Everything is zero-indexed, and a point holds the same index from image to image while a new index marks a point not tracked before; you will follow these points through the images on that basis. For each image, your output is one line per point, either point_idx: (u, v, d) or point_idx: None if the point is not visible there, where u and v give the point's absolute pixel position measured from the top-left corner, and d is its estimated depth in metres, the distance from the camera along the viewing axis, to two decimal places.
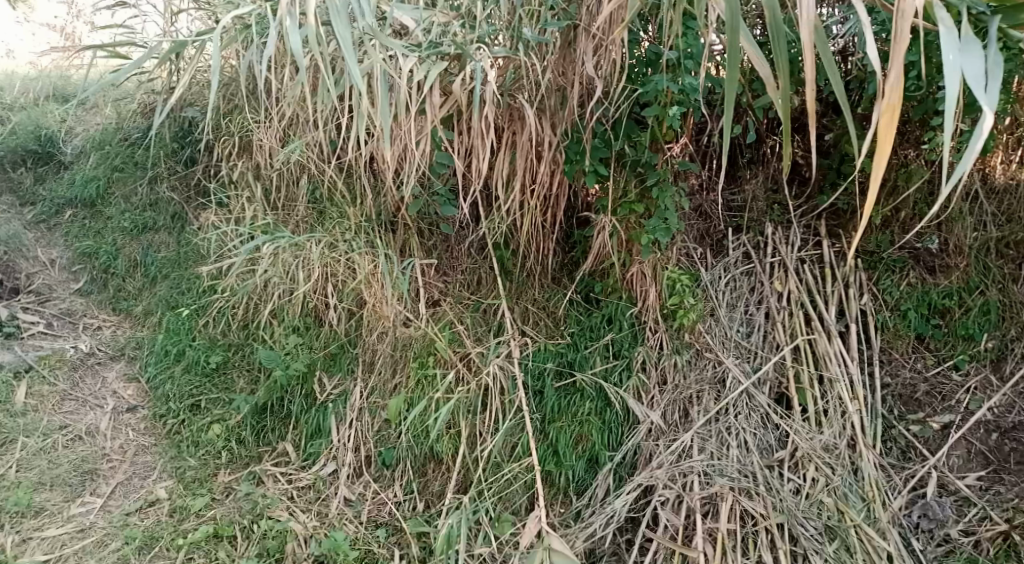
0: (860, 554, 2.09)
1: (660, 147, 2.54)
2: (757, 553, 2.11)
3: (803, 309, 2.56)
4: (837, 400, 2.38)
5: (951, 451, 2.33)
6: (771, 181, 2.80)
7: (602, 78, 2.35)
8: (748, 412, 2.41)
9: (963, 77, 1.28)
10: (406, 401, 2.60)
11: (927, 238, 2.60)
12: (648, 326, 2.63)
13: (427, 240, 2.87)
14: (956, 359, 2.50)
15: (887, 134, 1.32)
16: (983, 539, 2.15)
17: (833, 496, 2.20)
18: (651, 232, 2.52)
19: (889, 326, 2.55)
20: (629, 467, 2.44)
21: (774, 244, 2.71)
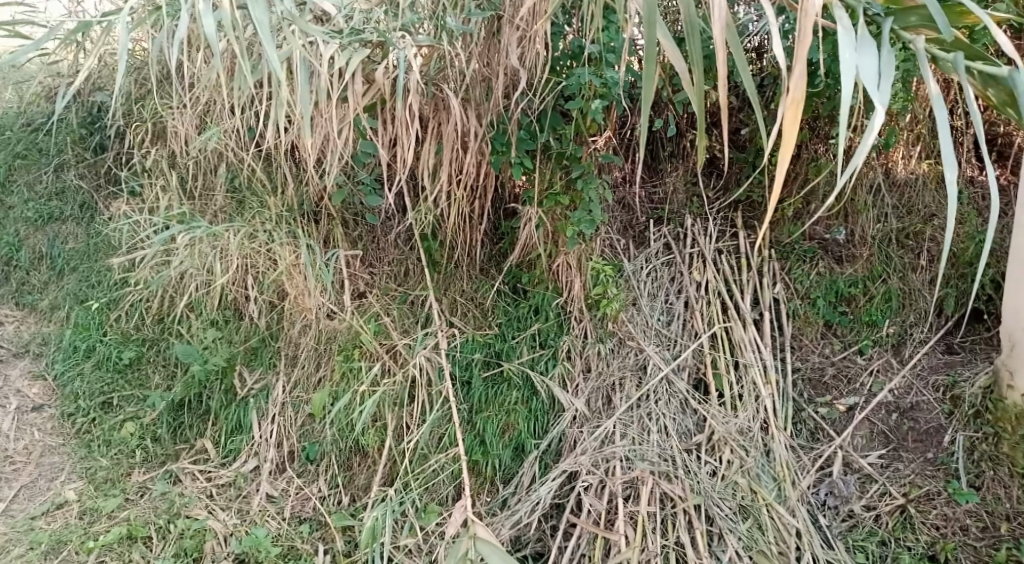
0: (771, 532, 2.18)
1: (585, 140, 2.58)
2: (675, 534, 2.17)
3: (720, 298, 2.65)
4: (752, 384, 2.49)
5: (855, 432, 2.44)
6: (692, 174, 2.87)
7: (527, 70, 2.35)
8: (668, 398, 2.48)
9: (858, 77, 1.31)
10: (331, 395, 2.58)
11: (835, 228, 2.75)
12: (573, 315, 2.66)
13: (352, 231, 2.82)
14: (862, 344, 2.63)
15: (790, 129, 1.34)
16: (883, 513, 2.27)
17: (747, 477, 2.29)
18: (576, 223, 2.56)
19: (800, 314, 2.66)
20: (554, 454, 2.48)
21: (693, 236, 2.79)
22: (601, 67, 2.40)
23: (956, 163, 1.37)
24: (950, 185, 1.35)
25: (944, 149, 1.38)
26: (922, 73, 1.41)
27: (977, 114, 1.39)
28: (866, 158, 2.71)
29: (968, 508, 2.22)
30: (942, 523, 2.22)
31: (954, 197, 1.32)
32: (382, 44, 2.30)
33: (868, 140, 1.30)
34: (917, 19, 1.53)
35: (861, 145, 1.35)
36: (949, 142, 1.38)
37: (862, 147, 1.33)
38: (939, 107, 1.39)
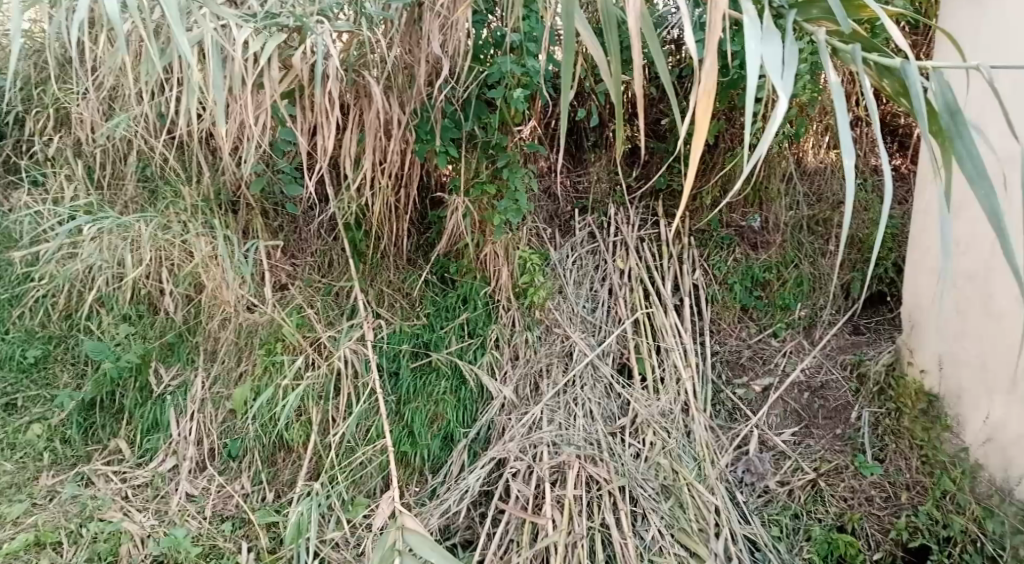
0: (692, 510, 2.24)
1: (510, 130, 2.61)
2: (601, 516, 2.21)
3: (643, 285, 2.71)
4: (673, 367, 2.56)
5: (770, 410, 2.54)
6: (614, 163, 2.91)
7: (450, 57, 2.33)
8: (593, 383, 2.53)
9: (762, 65, 1.34)
10: (253, 389, 2.52)
11: (750, 216, 2.86)
12: (501, 304, 2.68)
13: (272, 221, 2.77)
14: (775, 327, 2.74)
15: (703, 119, 1.37)
16: (796, 488, 2.35)
17: (669, 458, 2.35)
18: (503, 212, 2.57)
19: (718, 299, 2.76)
20: (483, 442, 2.49)
21: (617, 224, 2.85)
22: (523, 56, 2.42)
23: (853, 150, 1.39)
24: (847, 169, 1.36)
25: (842, 136, 1.39)
26: (823, 63, 1.44)
27: (873, 103, 1.42)
28: (778, 148, 2.81)
29: (874, 480, 2.31)
30: (850, 494, 2.31)
31: (851, 183, 1.34)
32: (300, 29, 2.24)
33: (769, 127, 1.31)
34: (819, 11, 1.59)
35: (765, 132, 1.37)
36: (846, 129, 1.40)
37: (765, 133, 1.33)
38: (838, 96, 1.41)
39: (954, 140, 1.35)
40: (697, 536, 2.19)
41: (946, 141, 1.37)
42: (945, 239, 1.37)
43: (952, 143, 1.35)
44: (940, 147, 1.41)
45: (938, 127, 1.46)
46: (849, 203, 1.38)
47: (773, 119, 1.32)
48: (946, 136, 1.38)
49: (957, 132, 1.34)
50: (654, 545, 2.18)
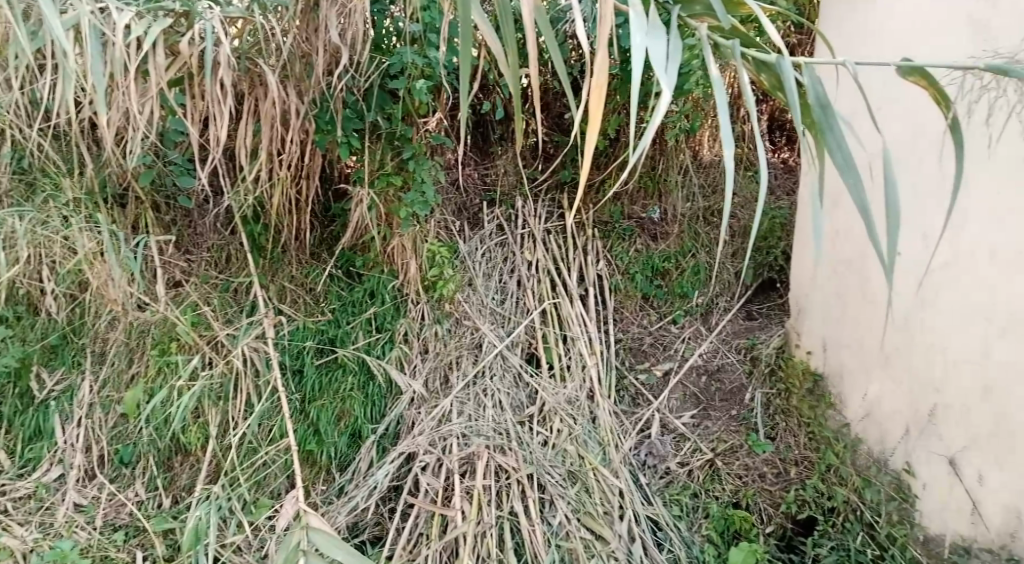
0: (597, 494, 2.29)
1: (414, 121, 2.56)
2: (509, 504, 2.22)
3: (550, 276, 2.74)
4: (579, 356, 2.61)
5: (671, 394, 2.63)
6: (521, 157, 2.94)
7: (349, 46, 2.28)
8: (503, 373, 2.54)
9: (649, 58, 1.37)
10: (146, 391, 2.42)
11: (650, 208, 2.95)
12: (409, 298, 2.66)
13: (164, 215, 2.64)
14: (675, 314, 2.84)
15: (595, 112, 1.39)
16: (695, 468, 2.44)
17: (575, 444, 2.39)
18: (410, 205, 2.56)
19: (621, 288, 2.83)
20: (391, 437, 2.47)
21: (524, 217, 2.87)
22: (424, 47, 2.42)
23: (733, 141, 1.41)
24: (728, 160, 1.38)
25: (721, 126, 1.40)
26: (705, 60, 1.47)
27: (751, 97, 1.46)
28: (675, 141, 2.91)
29: (765, 457, 2.42)
30: (744, 472, 2.41)
31: (731, 174, 1.36)
32: (187, 13, 2.14)
33: (653, 119, 1.33)
34: (701, 8, 1.64)
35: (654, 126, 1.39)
36: (726, 120, 1.41)
37: (652, 125, 1.35)
38: (719, 90, 1.43)
39: (825, 133, 1.38)
40: (601, 519, 2.24)
41: (818, 135, 1.40)
42: (818, 229, 1.40)
43: (823, 136, 1.38)
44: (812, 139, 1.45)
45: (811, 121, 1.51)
46: (729, 194, 1.40)
47: (657, 112, 1.33)
48: (817, 130, 1.41)
49: (827, 125, 1.37)
50: (561, 530, 2.21)
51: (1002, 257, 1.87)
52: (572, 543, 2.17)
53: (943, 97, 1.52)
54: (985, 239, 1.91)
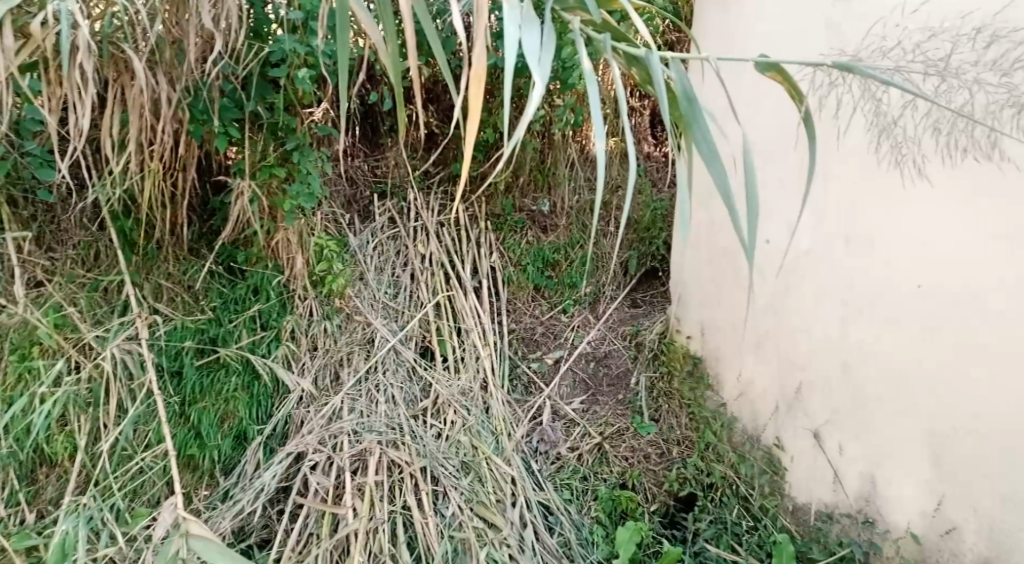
0: (490, 482, 2.31)
1: (299, 111, 2.49)
2: (402, 498, 2.21)
3: (444, 269, 2.74)
4: (472, 347, 2.62)
5: (562, 381, 2.68)
6: (412, 151, 2.93)
7: (224, 33, 2.18)
8: (396, 368, 2.52)
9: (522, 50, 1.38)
10: (4, 400, 2.24)
11: (540, 201, 2.99)
12: (296, 294, 2.59)
13: (23, 210, 2.44)
14: (564, 304, 2.88)
15: (475, 103, 1.39)
16: (584, 452, 2.50)
17: (468, 435, 2.40)
18: (294, 197, 2.47)
19: (514, 280, 2.86)
20: (279, 438, 2.41)
21: (416, 209, 2.84)
22: (306, 35, 2.35)
23: (606, 133, 1.43)
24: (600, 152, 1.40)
25: (593, 117, 1.41)
26: (578, 52, 1.49)
27: (621, 90, 1.48)
28: (563, 135, 2.97)
29: (649, 438, 2.51)
30: (630, 453, 2.49)
31: (603, 164, 1.38)
32: None
33: (528, 109, 1.34)
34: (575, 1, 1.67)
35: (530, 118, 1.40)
36: (599, 112, 1.42)
37: (527, 117, 1.35)
38: (592, 82, 1.45)
39: (692, 126, 1.42)
40: (494, 507, 2.25)
41: (686, 128, 1.44)
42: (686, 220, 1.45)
43: (690, 130, 1.43)
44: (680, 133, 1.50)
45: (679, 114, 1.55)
46: (603, 185, 1.43)
47: (531, 105, 1.34)
48: (685, 123, 1.46)
49: (694, 119, 1.41)
50: (455, 521, 2.20)
51: (856, 244, 2.01)
52: (464, 534, 2.17)
53: (796, 92, 1.56)
54: (839, 226, 2.05)
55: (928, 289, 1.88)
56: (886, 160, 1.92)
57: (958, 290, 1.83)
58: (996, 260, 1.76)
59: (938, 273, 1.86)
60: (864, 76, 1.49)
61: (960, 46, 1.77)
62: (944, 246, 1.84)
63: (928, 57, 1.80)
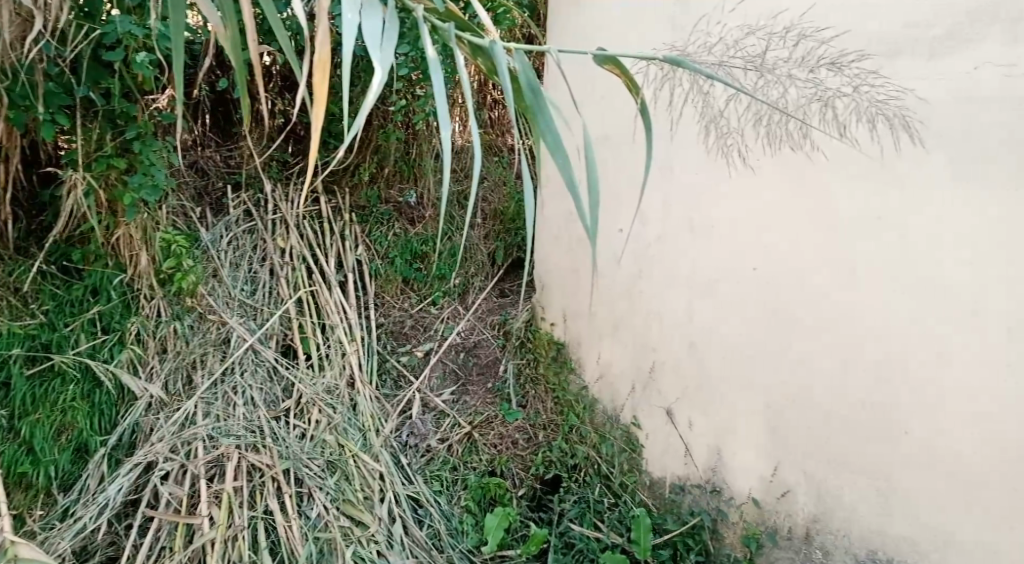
0: (357, 480, 2.27)
1: (139, 97, 2.35)
2: (264, 503, 2.13)
3: (306, 263, 2.67)
4: (337, 344, 2.56)
5: (432, 374, 2.68)
6: (271, 139, 2.82)
7: (45, 11, 2.00)
8: (254, 369, 2.41)
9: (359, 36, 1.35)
10: None
11: (407, 193, 2.99)
12: (142, 294, 2.43)
13: None
14: (434, 296, 2.87)
15: (320, 90, 1.34)
16: (454, 443, 2.50)
17: (334, 433, 2.34)
18: (136, 190, 2.32)
19: (381, 273, 2.82)
20: (126, 448, 2.25)
21: (274, 202, 2.74)
22: (144, 17, 2.20)
23: (451, 120, 1.41)
24: (446, 139, 1.37)
25: (438, 106, 1.40)
26: (422, 40, 1.47)
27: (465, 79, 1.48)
28: (427, 126, 2.95)
29: (516, 424, 2.55)
30: (499, 440, 2.52)
31: (449, 152, 1.37)
32: None
33: (370, 93, 1.30)
34: None
35: (376, 104, 1.36)
36: (442, 99, 1.41)
37: (372, 100, 1.31)
38: (436, 70, 1.43)
39: (536, 115, 1.44)
40: (360, 504, 2.22)
41: (530, 118, 1.46)
42: (530, 207, 1.46)
43: (535, 119, 1.45)
44: (525, 123, 1.51)
45: (525, 105, 1.57)
46: (451, 175, 1.41)
47: (372, 91, 1.31)
48: (530, 113, 1.47)
49: (538, 108, 1.44)
50: (319, 522, 2.14)
51: (700, 230, 2.14)
52: (331, 533, 2.11)
53: (633, 83, 1.61)
54: (684, 214, 2.17)
55: (762, 271, 2.01)
56: (721, 150, 2.04)
57: (786, 270, 1.96)
58: (817, 243, 1.90)
59: (769, 255, 1.99)
60: (694, 71, 1.53)
61: (773, 44, 1.92)
62: (773, 230, 1.98)
63: (746, 53, 1.95)
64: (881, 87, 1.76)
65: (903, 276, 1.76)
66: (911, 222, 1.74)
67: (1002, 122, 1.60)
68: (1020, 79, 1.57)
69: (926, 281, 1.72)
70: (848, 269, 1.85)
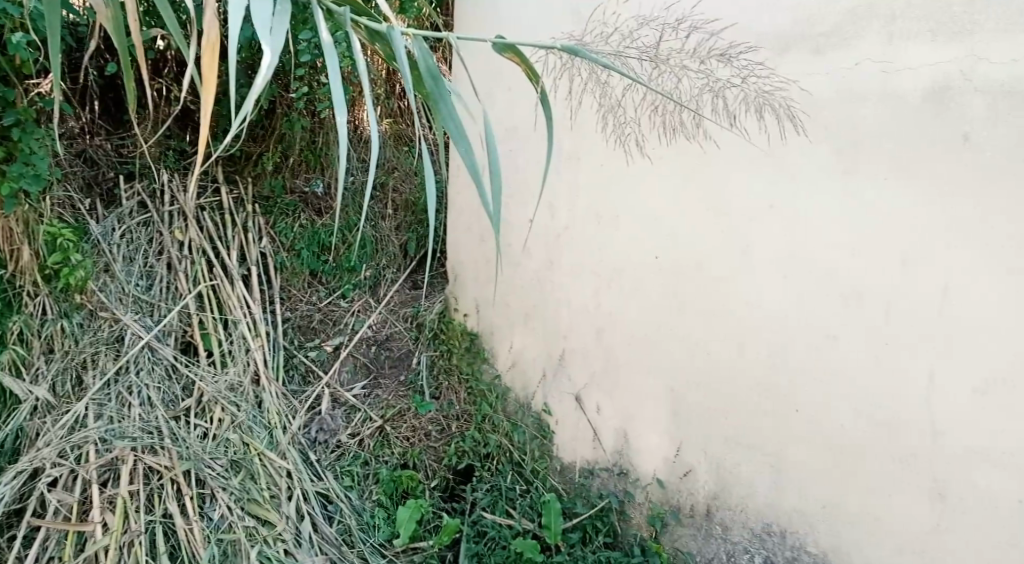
0: (263, 479, 2.20)
1: (18, 82, 2.18)
2: (163, 506, 2.04)
3: (206, 257, 2.57)
4: (240, 340, 2.48)
5: (342, 368, 2.62)
6: (167, 126, 2.70)
7: None
8: (151, 368, 2.30)
9: (248, 18, 1.31)
10: None
11: (314, 181, 2.90)
12: (25, 290, 2.25)
13: None
14: (343, 289, 2.82)
15: (209, 73, 1.29)
16: (365, 437, 2.47)
17: (238, 431, 2.27)
18: (15, 179, 2.16)
19: (288, 266, 2.75)
20: (9, 455, 2.10)
21: (172, 193, 2.63)
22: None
23: (346, 107, 1.38)
24: (341, 126, 1.34)
25: (334, 90, 1.37)
26: (316, 23, 1.43)
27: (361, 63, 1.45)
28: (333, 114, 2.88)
29: (430, 416, 2.54)
30: (411, 433, 2.50)
31: (345, 137, 1.33)
32: None
33: (260, 75, 1.25)
34: None
35: (266, 81, 1.29)
36: (338, 85, 1.38)
37: (262, 79, 1.25)
38: (330, 55, 1.40)
39: (437, 101, 1.43)
40: (268, 504, 2.15)
41: (431, 103, 1.45)
42: (431, 194, 1.44)
43: (436, 105, 1.44)
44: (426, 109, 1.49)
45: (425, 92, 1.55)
46: (347, 163, 1.38)
47: (260, 75, 1.26)
48: (431, 99, 1.46)
49: (440, 94, 1.42)
50: (222, 523, 2.07)
51: (605, 219, 2.21)
52: (235, 534, 2.05)
53: (533, 71, 1.62)
54: (588, 204, 2.24)
55: (663, 259, 2.09)
56: (614, 140, 2.14)
57: (687, 257, 2.03)
58: (714, 232, 1.97)
59: (670, 243, 2.06)
60: (589, 60, 1.57)
61: (666, 35, 1.94)
62: (670, 219, 2.06)
63: (641, 42, 1.97)
64: (765, 79, 1.82)
65: (793, 262, 1.83)
66: (799, 211, 1.81)
67: (879, 115, 1.68)
68: (896, 76, 1.65)
69: (813, 266, 1.80)
70: (743, 255, 1.92)
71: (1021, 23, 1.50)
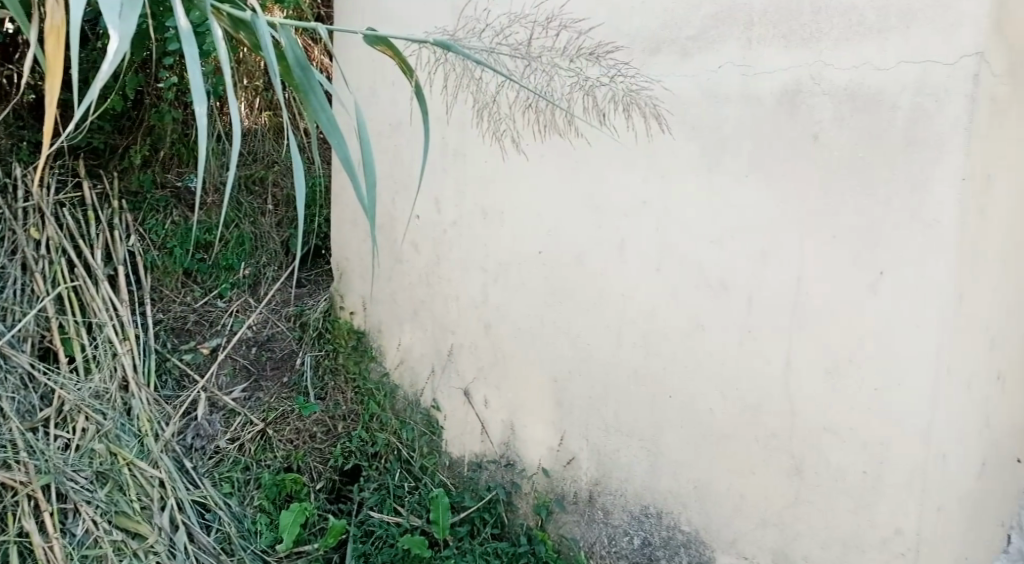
0: (133, 489, 2.08)
1: None
2: (18, 525, 1.89)
3: (66, 256, 2.39)
4: (106, 344, 2.32)
5: (220, 371, 2.51)
6: (16, 116, 2.50)
7: None
8: (3, 377, 2.11)
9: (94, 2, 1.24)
10: None
11: (187, 176, 2.79)
12: None
13: None
14: (221, 288, 2.71)
15: (54, 59, 1.21)
16: (245, 441, 2.38)
17: (105, 441, 2.12)
18: None
19: (158, 265, 2.61)
20: None
21: (25, 187, 2.43)
22: None
23: (207, 98, 1.32)
24: (202, 115, 1.28)
25: (191, 78, 1.31)
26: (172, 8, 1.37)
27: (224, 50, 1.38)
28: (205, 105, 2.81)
29: (315, 418, 2.47)
30: (295, 435, 2.44)
31: (208, 127, 1.26)
32: None
33: (106, 59, 1.17)
34: None
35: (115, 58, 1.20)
36: (198, 75, 1.31)
37: (109, 62, 1.18)
38: (189, 43, 1.34)
39: (307, 93, 1.40)
40: (138, 516, 2.04)
41: (300, 94, 1.42)
42: (300, 187, 1.40)
43: (306, 96, 1.40)
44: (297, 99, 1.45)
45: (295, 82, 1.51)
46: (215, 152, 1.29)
47: (108, 61, 1.18)
48: (300, 90, 1.42)
49: (309, 86, 1.39)
50: (87, 538, 1.95)
51: (491, 216, 2.23)
52: (100, 550, 1.94)
53: (406, 63, 1.61)
54: (475, 201, 2.26)
55: (546, 254, 2.13)
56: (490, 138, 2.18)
57: (567, 251, 2.09)
58: (593, 226, 2.03)
59: (552, 239, 2.11)
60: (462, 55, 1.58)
61: (539, 32, 1.94)
62: (550, 215, 2.11)
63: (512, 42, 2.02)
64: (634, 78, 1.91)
65: (665, 255, 1.91)
66: (670, 207, 1.89)
67: (740, 116, 1.77)
68: (755, 79, 1.74)
69: (684, 259, 1.88)
70: (619, 249, 1.99)
71: (860, 32, 1.60)
